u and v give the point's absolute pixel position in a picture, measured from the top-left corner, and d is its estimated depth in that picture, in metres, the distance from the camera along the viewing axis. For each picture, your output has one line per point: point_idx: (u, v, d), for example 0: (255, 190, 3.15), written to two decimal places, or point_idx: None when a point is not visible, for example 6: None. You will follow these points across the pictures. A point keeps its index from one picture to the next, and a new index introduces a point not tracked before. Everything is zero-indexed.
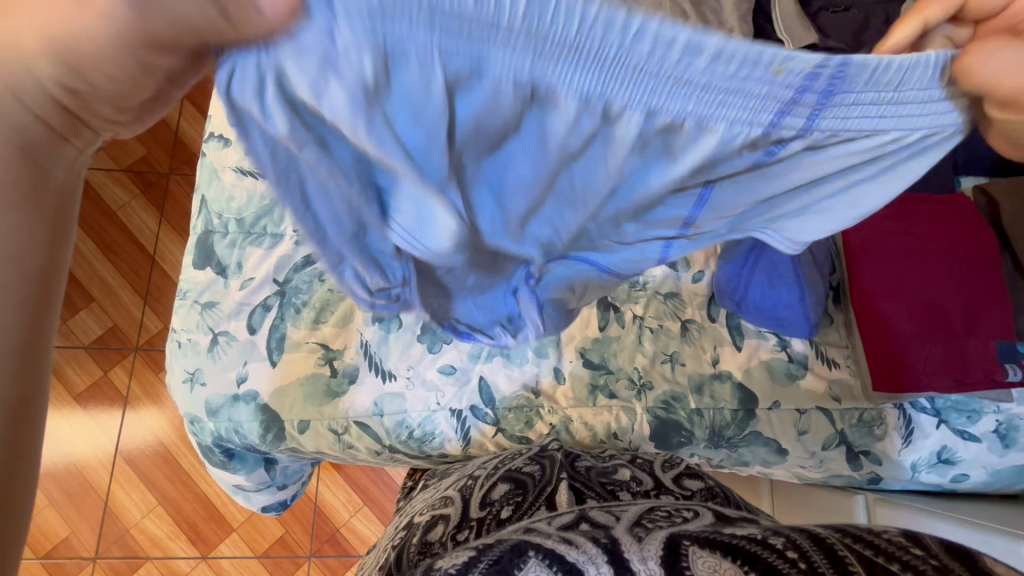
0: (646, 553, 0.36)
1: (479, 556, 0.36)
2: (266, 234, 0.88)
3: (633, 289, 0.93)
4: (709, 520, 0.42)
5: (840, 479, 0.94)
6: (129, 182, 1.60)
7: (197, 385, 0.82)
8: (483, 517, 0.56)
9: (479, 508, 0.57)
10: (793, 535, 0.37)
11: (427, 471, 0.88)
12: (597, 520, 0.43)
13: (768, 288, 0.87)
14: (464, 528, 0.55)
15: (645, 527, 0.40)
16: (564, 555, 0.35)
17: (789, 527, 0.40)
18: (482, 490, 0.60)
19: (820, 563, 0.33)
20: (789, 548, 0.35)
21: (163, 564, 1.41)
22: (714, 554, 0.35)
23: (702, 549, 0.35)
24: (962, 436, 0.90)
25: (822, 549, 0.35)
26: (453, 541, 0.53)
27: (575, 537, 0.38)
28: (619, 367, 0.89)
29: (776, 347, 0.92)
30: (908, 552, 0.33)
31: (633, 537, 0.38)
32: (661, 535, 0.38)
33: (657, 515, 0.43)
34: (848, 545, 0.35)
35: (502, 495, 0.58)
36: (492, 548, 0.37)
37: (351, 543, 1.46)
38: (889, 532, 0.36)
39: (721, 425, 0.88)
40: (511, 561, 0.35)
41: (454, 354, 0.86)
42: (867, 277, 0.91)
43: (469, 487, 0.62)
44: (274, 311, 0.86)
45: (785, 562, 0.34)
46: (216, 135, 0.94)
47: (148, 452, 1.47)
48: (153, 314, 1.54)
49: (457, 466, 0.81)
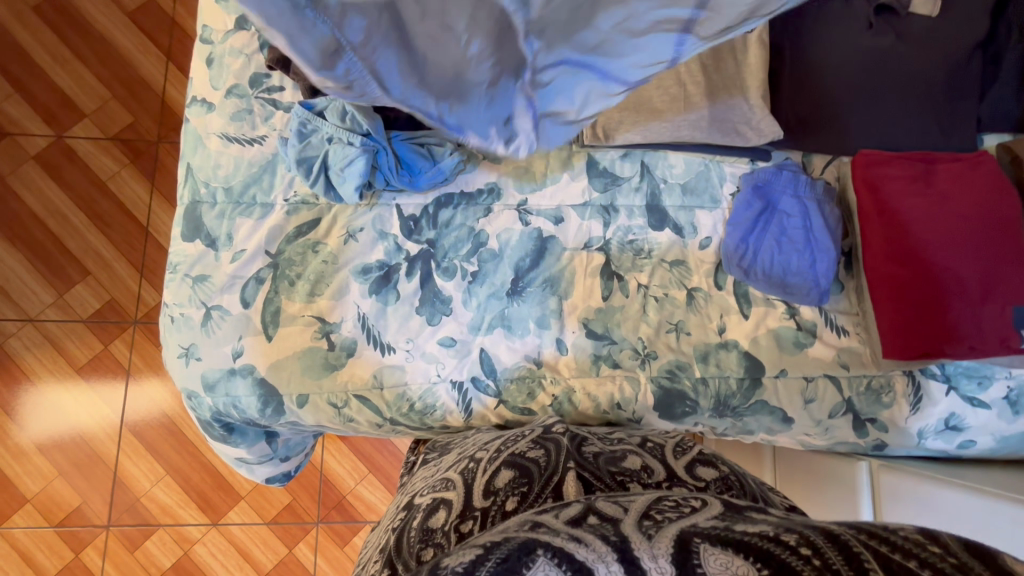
0: (656, 551, 0.34)
1: (485, 554, 0.33)
2: (256, 204, 0.85)
3: (638, 256, 0.90)
4: (719, 511, 0.40)
5: (845, 445, 0.94)
6: (117, 151, 1.55)
7: (193, 359, 0.81)
8: (487, 507, 0.54)
9: (483, 497, 0.56)
10: (805, 531, 0.35)
11: (429, 443, 0.87)
12: (605, 511, 0.41)
13: (778, 253, 0.89)
14: (467, 518, 0.54)
15: (654, 521, 0.38)
16: (572, 553, 0.33)
17: (801, 521, 0.38)
18: (485, 476, 0.59)
19: (835, 559, 0.32)
20: (803, 544, 0.33)
21: (175, 531, 1.45)
22: (726, 551, 0.33)
23: (713, 546, 0.34)
24: (972, 402, 0.89)
25: (836, 545, 0.33)
26: (456, 533, 0.52)
27: (584, 535, 0.36)
28: (623, 337, 0.86)
29: (785, 314, 0.89)
30: (925, 549, 0.32)
31: (643, 534, 0.36)
32: (672, 531, 0.36)
33: (665, 505, 0.42)
34: (864, 543, 0.33)
35: (505, 483, 0.56)
36: (499, 545, 0.34)
37: (358, 509, 1.49)
38: (905, 529, 0.34)
39: (727, 394, 0.86)
40: (519, 560, 0.32)
41: (454, 326, 0.84)
42: (883, 238, 0.88)
43: (471, 472, 0.61)
44: (267, 283, 0.83)
45: (801, 562, 0.32)
46: (199, 99, 0.90)
47: (154, 423, 1.48)
48: (150, 287, 1.52)
49: (458, 441, 0.79)
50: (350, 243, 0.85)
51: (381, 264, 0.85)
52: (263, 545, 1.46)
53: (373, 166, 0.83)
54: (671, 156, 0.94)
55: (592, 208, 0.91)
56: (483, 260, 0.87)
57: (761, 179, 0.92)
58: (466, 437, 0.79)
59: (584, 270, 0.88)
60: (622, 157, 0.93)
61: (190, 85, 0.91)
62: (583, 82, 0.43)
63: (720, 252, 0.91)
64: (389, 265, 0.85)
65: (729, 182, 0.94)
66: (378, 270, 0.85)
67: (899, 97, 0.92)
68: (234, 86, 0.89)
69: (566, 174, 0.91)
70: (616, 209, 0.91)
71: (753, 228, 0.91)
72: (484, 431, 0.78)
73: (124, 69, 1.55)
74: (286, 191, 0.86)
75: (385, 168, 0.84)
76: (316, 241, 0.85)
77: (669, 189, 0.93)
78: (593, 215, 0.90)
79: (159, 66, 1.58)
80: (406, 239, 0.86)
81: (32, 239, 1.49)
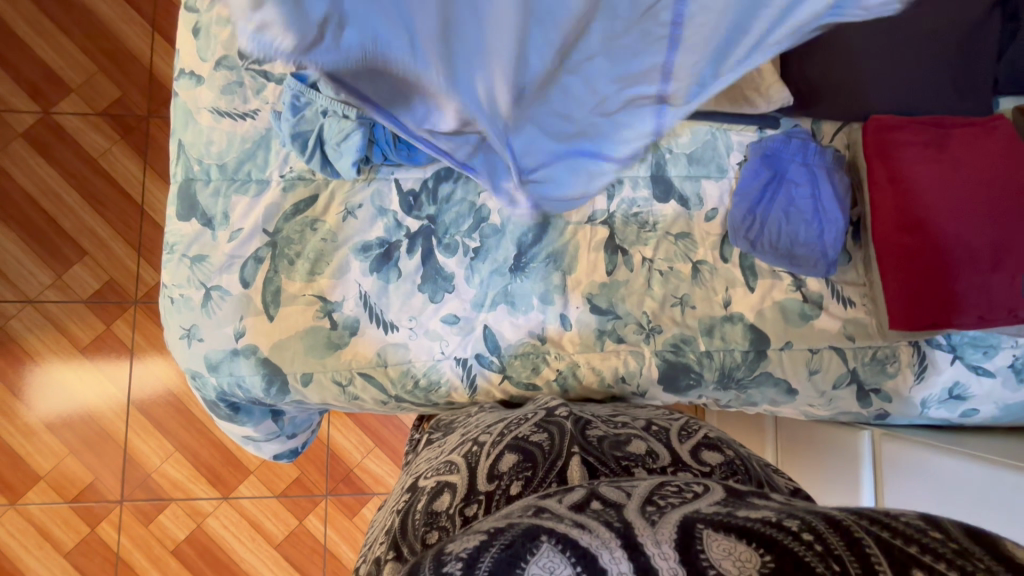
0: (659, 537, 0.34)
1: (490, 539, 0.33)
2: (252, 181, 0.83)
3: (643, 229, 0.88)
4: (721, 497, 0.40)
5: (848, 415, 0.94)
6: (108, 128, 1.51)
7: (195, 341, 0.80)
8: (491, 491, 0.54)
9: (486, 480, 0.56)
10: (807, 516, 0.34)
11: (433, 421, 0.87)
12: (608, 496, 0.40)
13: (786, 225, 0.88)
14: (471, 502, 0.54)
15: (657, 506, 0.38)
16: (576, 540, 0.33)
17: (802, 507, 0.37)
18: (488, 460, 0.58)
19: (837, 545, 0.31)
20: (805, 530, 0.33)
21: (188, 505, 1.48)
22: (729, 537, 0.33)
23: (716, 532, 0.34)
24: (977, 371, 0.89)
25: (837, 530, 0.32)
26: (461, 517, 0.52)
27: (588, 521, 0.36)
28: (627, 312, 0.86)
29: (791, 287, 0.88)
30: (925, 534, 0.31)
31: (646, 520, 0.36)
32: (675, 518, 0.36)
33: (668, 490, 0.41)
34: (866, 529, 0.32)
35: (509, 468, 0.56)
36: (504, 530, 0.34)
37: (366, 481, 1.53)
38: (905, 514, 0.34)
39: (732, 366, 0.86)
40: (523, 546, 0.32)
41: (457, 303, 0.83)
42: (892, 208, 0.86)
43: (474, 454, 0.61)
44: (267, 263, 0.81)
45: (801, 547, 0.32)
46: (187, 71, 0.86)
47: (160, 401, 1.49)
48: (149, 266, 1.51)
49: (462, 419, 0.79)
50: (349, 220, 0.83)
51: (382, 241, 0.83)
52: (274, 517, 1.50)
53: (370, 139, 0.80)
54: (677, 124, 0.91)
55: None
56: (485, 235, 0.85)
57: (769, 148, 0.90)
58: (469, 417, 0.78)
59: (588, 244, 0.87)
60: None
61: (176, 57, 0.88)
62: (575, 167, 0.33)
63: (726, 224, 0.89)
64: (390, 242, 0.84)
65: (736, 151, 0.92)
66: (379, 247, 0.83)
67: (915, 58, 0.88)
68: (222, 57, 0.86)
69: None
70: (621, 180, 0.89)
71: (760, 199, 0.89)
72: (487, 409, 0.78)
73: (110, 42, 1.51)
74: (282, 167, 0.83)
75: (381, 142, 0.80)
76: (314, 218, 0.83)
77: (675, 159, 0.90)
78: None
79: (145, 38, 1.52)
80: (405, 216, 0.84)
81: (26, 220, 1.47)
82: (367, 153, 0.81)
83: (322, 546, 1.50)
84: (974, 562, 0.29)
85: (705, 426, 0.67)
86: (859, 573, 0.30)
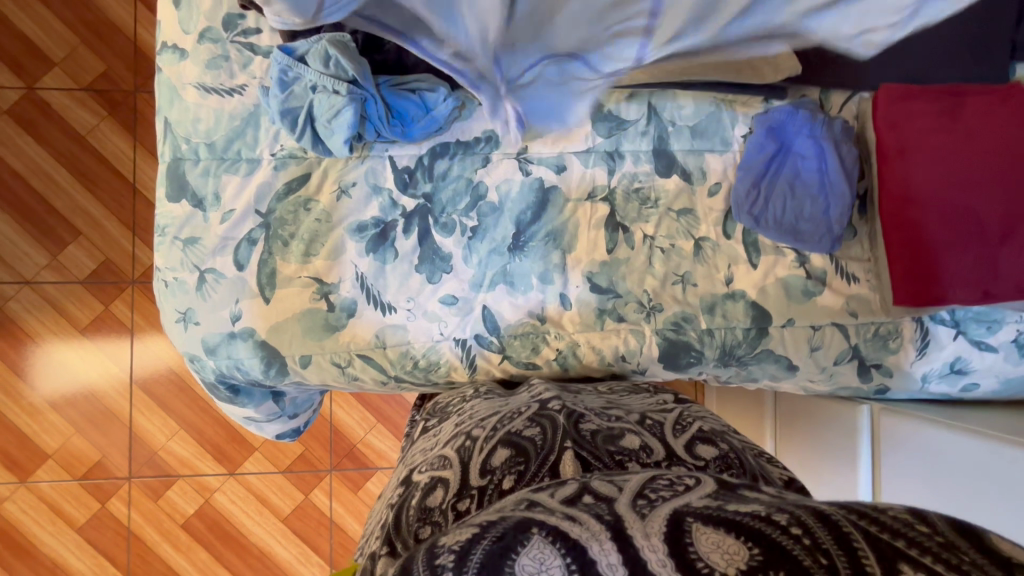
0: (649, 530, 0.34)
1: (483, 532, 0.33)
2: (242, 160, 0.80)
3: (644, 206, 0.86)
4: (712, 488, 0.39)
5: (848, 390, 0.94)
6: (93, 104, 1.46)
7: (191, 324, 0.80)
8: (484, 486, 0.54)
9: (479, 476, 0.55)
10: (796, 511, 0.34)
11: (430, 405, 0.87)
12: (599, 490, 0.40)
13: (790, 200, 0.86)
14: (464, 496, 0.53)
15: (648, 500, 0.38)
16: (566, 531, 0.33)
17: (791, 499, 0.37)
18: (481, 455, 0.58)
19: (825, 539, 0.31)
20: (793, 524, 0.33)
21: (195, 481, 1.51)
22: (718, 531, 0.33)
23: (705, 526, 0.34)
24: (979, 346, 0.88)
25: (826, 525, 0.32)
26: (454, 511, 0.52)
27: (579, 513, 0.35)
28: (628, 291, 0.84)
29: (795, 263, 0.87)
30: (912, 528, 0.31)
31: (636, 513, 0.35)
32: (665, 511, 0.35)
33: (660, 483, 0.40)
34: (854, 522, 0.32)
35: (502, 462, 0.56)
36: (496, 524, 0.34)
37: (369, 456, 1.55)
38: (893, 507, 0.33)
39: (733, 344, 0.86)
40: (514, 538, 0.32)
41: (455, 283, 0.82)
42: (898, 183, 0.84)
43: (468, 449, 0.60)
44: (260, 244, 0.80)
45: (790, 542, 0.31)
46: (170, 45, 0.83)
47: (163, 380, 1.50)
48: (144, 245, 1.49)
49: (458, 405, 0.78)
50: (343, 200, 0.81)
51: (377, 221, 0.82)
52: (280, 491, 1.53)
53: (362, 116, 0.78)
54: (680, 95, 0.87)
55: (596, 155, 0.86)
56: (483, 214, 0.83)
57: (775, 119, 0.87)
58: (464, 403, 0.77)
59: (588, 222, 0.85)
60: (628, 98, 0.86)
61: (158, 29, 0.84)
62: None
63: (729, 199, 0.87)
64: (385, 222, 0.82)
65: (741, 123, 0.88)
66: (374, 227, 0.82)
67: None
68: (206, 29, 0.82)
69: None
70: (622, 155, 0.86)
71: (764, 174, 0.86)
72: (483, 393, 0.77)
73: (90, 13, 1.45)
74: (272, 145, 0.81)
75: (374, 119, 0.78)
76: (307, 198, 0.81)
77: (677, 132, 0.87)
78: (597, 162, 0.85)
79: (127, 7, 1.47)
80: (400, 194, 0.82)
81: (17, 200, 1.45)
82: (359, 130, 0.79)
83: (328, 519, 1.54)
84: (960, 556, 0.28)
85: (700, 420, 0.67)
86: (847, 566, 0.30)
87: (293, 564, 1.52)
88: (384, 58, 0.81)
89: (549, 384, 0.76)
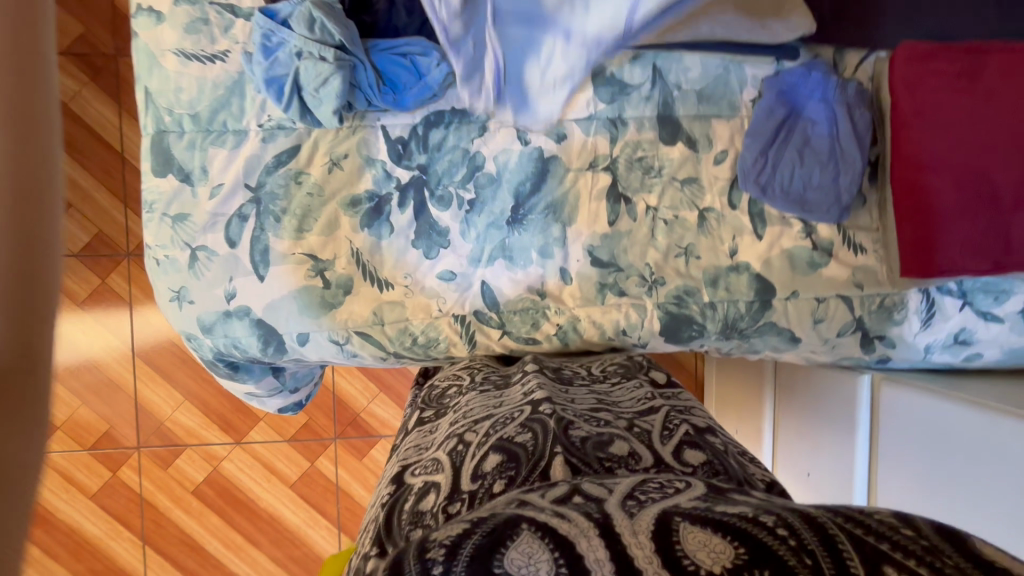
0: (636, 528, 0.34)
1: (472, 528, 0.34)
2: (228, 132, 0.77)
3: (647, 175, 0.83)
4: (702, 491, 0.39)
5: (849, 360, 0.94)
6: (74, 68, 1.40)
7: (186, 303, 0.78)
8: (475, 490, 0.52)
9: (471, 481, 0.54)
10: (783, 513, 0.34)
11: (424, 393, 0.86)
12: (589, 491, 0.40)
13: (800, 168, 0.82)
14: (455, 500, 0.52)
15: (637, 500, 0.37)
16: (556, 529, 0.33)
17: (779, 503, 0.37)
18: (473, 461, 0.56)
19: (810, 541, 0.32)
20: (779, 525, 0.33)
21: (203, 450, 1.54)
22: (705, 530, 0.33)
23: (693, 525, 0.33)
24: (985, 317, 0.87)
25: (813, 528, 0.32)
26: (444, 514, 0.51)
27: (568, 511, 0.36)
28: (630, 264, 0.83)
29: (801, 234, 0.85)
30: (897, 534, 0.31)
31: (625, 512, 0.35)
32: (654, 511, 0.35)
33: (650, 485, 0.40)
34: (840, 526, 0.33)
35: (493, 467, 0.54)
36: (486, 519, 0.35)
37: (373, 425, 1.57)
38: (879, 513, 0.34)
39: (735, 317, 0.85)
40: (503, 533, 0.33)
41: (453, 259, 0.81)
42: (916, 150, 0.80)
43: (460, 454, 0.58)
44: (252, 221, 0.78)
45: (779, 545, 0.31)
46: (145, 8, 0.77)
47: (166, 352, 1.51)
48: (137, 217, 1.46)
49: (453, 400, 0.76)
50: (336, 172, 0.78)
51: (371, 194, 0.79)
52: (286, 459, 1.56)
53: (351, 84, 0.75)
54: (687, 58, 0.82)
55: (598, 122, 0.82)
56: (481, 186, 0.80)
57: (786, 82, 0.82)
58: (459, 397, 0.76)
59: (589, 193, 0.82)
60: (632, 61, 0.81)
61: None
62: None
63: (736, 167, 0.84)
64: (379, 195, 0.79)
65: (750, 86, 0.84)
66: (368, 201, 0.79)
67: None
68: None
69: None
70: (625, 122, 0.82)
71: (773, 140, 0.82)
72: (478, 386, 0.76)
73: None
74: (259, 115, 0.77)
75: (365, 87, 0.75)
76: (298, 170, 0.78)
77: (683, 97, 0.83)
78: (599, 129, 0.82)
79: None
80: (394, 166, 0.79)
81: None
82: (349, 99, 0.75)
83: (334, 485, 1.58)
84: (943, 559, 0.30)
85: (687, 420, 0.66)
86: (830, 569, 0.30)
87: (303, 528, 1.57)
88: (373, 19, 0.80)
89: (541, 373, 0.74)
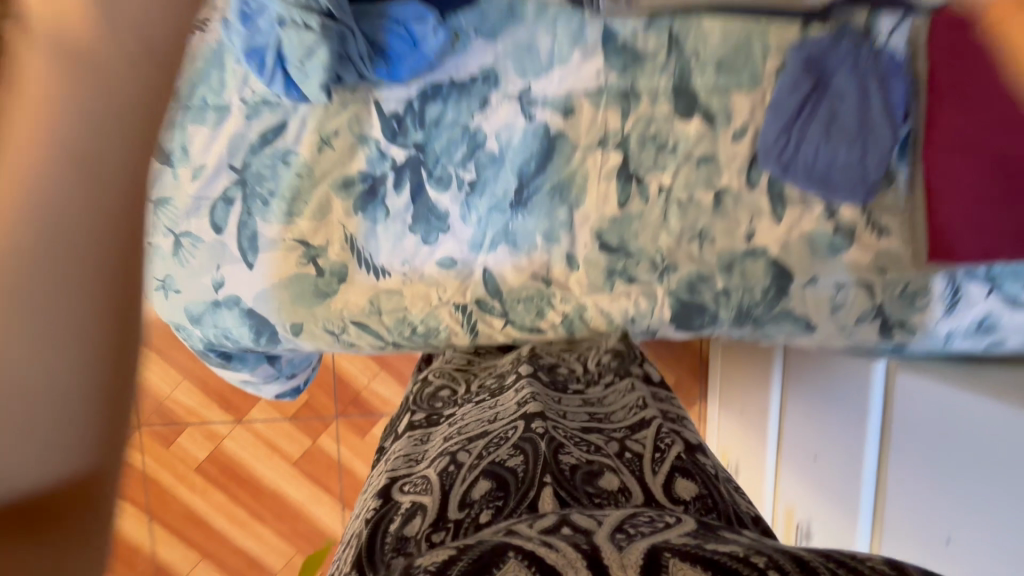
0: (625, 561, 0.32)
1: (457, 553, 0.33)
2: (209, 107, 0.71)
3: (661, 152, 0.77)
4: (693, 528, 0.37)
5: (866, 346, 0.90)
6: None
7: (172, 292, 0.75)
8: (461, 520, 0.48)
9: (458, 509, 0.49)
10: (776, 555, 0.32)
11: (418, 389, 0.82)
12: (578, 522, 0.38)
13: (827, 144, 0.75)
14: (440, 528, 0.48)
15: (626, 533, 0.36)
16: (542, 556, 0.32)
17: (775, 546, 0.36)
18: (463, 485, 0.52)
19: None
20: (772, 567, 0.31)
21: (204, 428, 1.53)
22: (695, 568, 0.31)
23: (683, 561, 0.32)
24: (1012, 303, 0.83)
25: None
26: (428, 542, 0.46)
27: (555, 540, 0.35)
28: (640, 249, 0.78)
29: (823, 216, 0.79)
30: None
31: (615, 544, 0.34)
32: (644, 544, 0.34)
33: (640, 519, 0.39)
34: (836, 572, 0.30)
35: (483, 495, 0.50)
36: (471, 546, 0.34)
37: (374, 403, 1.56)
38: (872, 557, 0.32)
39: (750, 304, 0.82)
40: (491, 558, 0.32)
41: (453, 244, 0.76)
42: (946, 128, 0.72)
43: (449, 477, 0.53)
44: (238, 204, 0.73)
45: None
46: None
47: (162, 331, 1.48)
48: None
49: (447, 410, 0.74)
50: (326, 151, 0.73)
51: (364, 175, 0.74)
52: (288, 437, 1.55)
53: (342, 55, 0.67)
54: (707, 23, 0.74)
55: (609, 95, 0.75)
56: (482, 166, 0.75)
57: (813, 50, 0.74)
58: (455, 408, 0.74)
59: (598, 173, 0.76)
60: (647, 25, 0.74)
61: None
62: None
63: (757, 143, 0.78)
64: (374, 176, 0.74)
65: (774, 55, 0.75)
66: (362, 183, 0.74)
67: None
68: None
69: (576, 50, 0.73)
70: (638, 94, 0.76)
71: (800, 113, 0.75)
72: (473, 398, 0.73)
73: None
74: (241, 89, 0.70)
75: (356, 59, 0.68)
76: (286, 149, 0.72)
77: (702, 65, 0.75)
78: (610, 103, 0.75)
79: None
80: (388, 144, 0.74)
81: None
82: (339, 72, 0.68)
83: (337, 462, 1.58)
84: None
85: (683, 438, 0.62)
86: None
87: (307, 503, 1.58)
88: None
89: (534, 380, 0.71)
